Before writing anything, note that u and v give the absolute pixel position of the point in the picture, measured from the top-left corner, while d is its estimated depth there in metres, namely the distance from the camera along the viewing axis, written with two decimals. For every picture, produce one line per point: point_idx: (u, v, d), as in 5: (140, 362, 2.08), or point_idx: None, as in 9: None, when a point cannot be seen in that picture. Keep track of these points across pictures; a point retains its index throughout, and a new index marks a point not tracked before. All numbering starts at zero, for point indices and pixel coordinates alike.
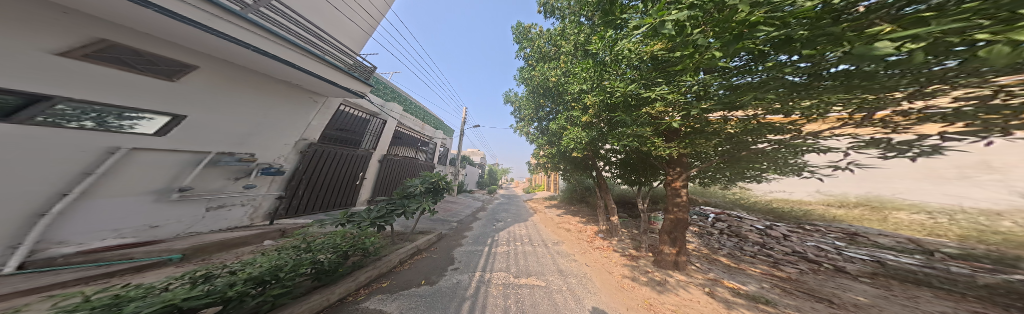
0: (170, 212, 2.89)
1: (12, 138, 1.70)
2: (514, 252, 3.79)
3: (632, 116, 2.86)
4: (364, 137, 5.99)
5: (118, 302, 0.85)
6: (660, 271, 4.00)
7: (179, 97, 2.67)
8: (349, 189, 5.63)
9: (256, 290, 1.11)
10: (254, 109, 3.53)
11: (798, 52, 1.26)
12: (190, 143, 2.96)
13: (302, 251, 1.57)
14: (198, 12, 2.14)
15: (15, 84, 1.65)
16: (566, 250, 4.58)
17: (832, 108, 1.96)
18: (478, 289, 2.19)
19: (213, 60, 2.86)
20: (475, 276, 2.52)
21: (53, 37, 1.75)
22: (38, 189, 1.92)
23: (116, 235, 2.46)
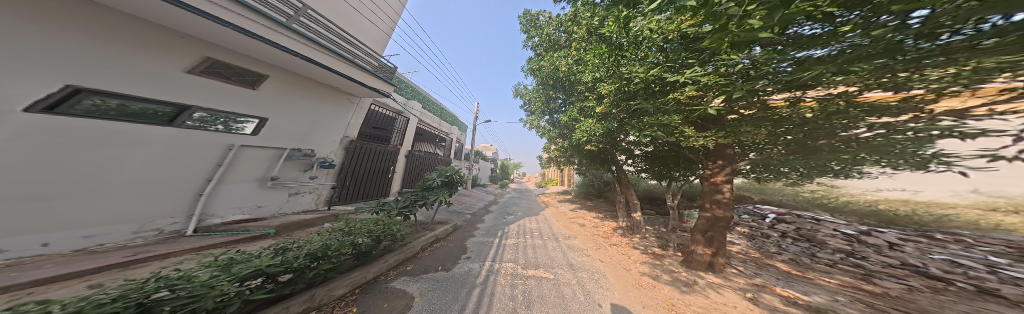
0: (267, 196, 3.87)
1: (169, 136, 2.57)
2: (524, 244, 3.97)
3: (656, 103, 2.48)
4: (392, 133, 6.69)
5: (233, 262, 1.30)
6: (690, 271, 3.65)
7: (257, 101, 3.43)
8: (382, 181, 6.41)
9: (306, 267, 1.47)
10: (309, 110, 4.30)
11: (891, 9, 0.90)
12: (272, 141, 3.82)
13: (343, 234, 1.98)
14: (258, 27, 2.69)
15: (154, 93, 2.40)
16: (578, 245, 4.55)
17: (993, 77, 1.26)
18: (487, 278, 2.45)
19: (278, 70, 3.58)
20: (486, 265, 2.79)
21: (173, 57, 2.46)
22: (192, 176, 2.87)
23: (240, 211, 3.47)
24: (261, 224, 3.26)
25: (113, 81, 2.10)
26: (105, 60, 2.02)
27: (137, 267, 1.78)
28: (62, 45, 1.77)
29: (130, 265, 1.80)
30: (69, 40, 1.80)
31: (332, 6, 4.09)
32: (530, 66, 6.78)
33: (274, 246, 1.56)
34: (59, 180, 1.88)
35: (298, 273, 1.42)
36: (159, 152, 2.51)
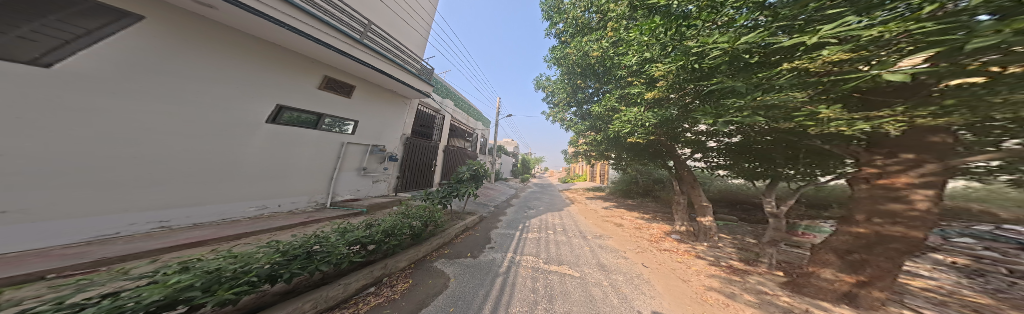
0: (364, 182, 5.43)
1: (309, 136, 4.21)
2: (548, 239, 4.07)
3: (752, 76, 2.16)
4: (432, 130, 7.82)
5: (345, 230, 2.14)
6: (798, 298, 2.53)
7: (356, 108, 4.94)
8: (427, 173, 7.51)
9: (382, 241, 2.20)
10: (382, 112, 5.60)
11: None
12: (363, 139, 5.28)
13: (405, 217, 2.69)
14: (338, 41, 3.69)
15: (298, 103, 3.92)
16: (612, 245, 4.14)
17: None
18: (509, 268, 2.76)
19: (361, 81, 4.90)
20: (507, 256, 3.10)
21: (304, 76, 3.92)
22: (327, 164, 4.57)
23: (352, 192, 5.15)
24: (359, 203, 4.75)
25: (276, 93, 3.54)
26: (270, 82, 3.47)
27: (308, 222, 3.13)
28: (244, 70, 3.15)
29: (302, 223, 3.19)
30: (248, 67, 3.21)
31: (385, 18, 4.98)
32: (559, 53, 7.60)
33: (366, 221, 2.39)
34: (269, 157, 3.60)
35: (377, 245, 2.15)
36: (307, 143, 4.17)
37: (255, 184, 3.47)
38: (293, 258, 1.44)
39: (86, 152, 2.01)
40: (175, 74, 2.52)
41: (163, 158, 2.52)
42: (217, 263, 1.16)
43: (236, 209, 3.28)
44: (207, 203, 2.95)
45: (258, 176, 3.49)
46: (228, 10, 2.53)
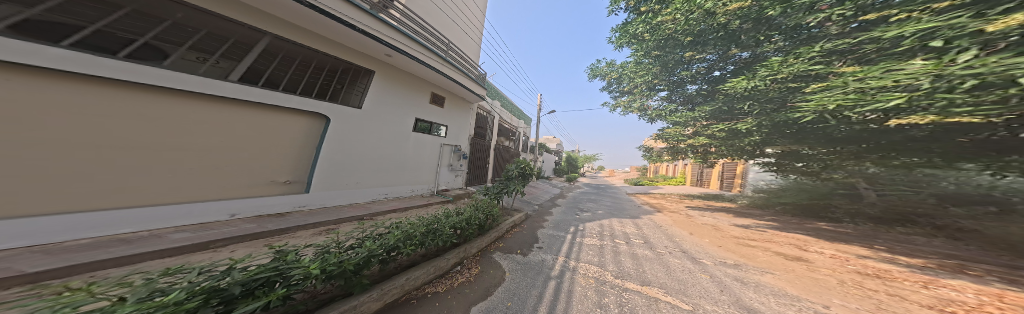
0: (452, 176, 7.45)
1: (427, 140, 6.38)
2: (604, 245, 3.80)
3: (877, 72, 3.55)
4: (487, 131, 9.18)
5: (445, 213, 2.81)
6: None
7: (446, 115, 6.79)
8: (484, 170, 8.98)
9: (455, 228, 2.80)
10: (460, 115, 7.30)
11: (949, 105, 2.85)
12: (453, 139, 7.21)
13: (471, 210, 3.22)
14: (436, 61, 5.34)
15: (421, 114, 6.06)
16: (760, 280, 2.54)
17: None
18: (562, 274, 2.67)
19: (448, 93, 6.71)
20: (559, 260, 3.11)
21: (421, 93, 5.97)
22: (436, 161, 6.78)
23: (447, 183, 7.28)
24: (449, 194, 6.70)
25: (410, 109, 5.75)
26: (408, 103, 5.67)
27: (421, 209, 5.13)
28: (396, 96, 5.37)
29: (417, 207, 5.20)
30: (398, 93, 5.42)
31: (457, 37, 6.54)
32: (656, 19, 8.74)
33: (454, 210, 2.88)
34: (412, 155, 6.03)
35: (451, 233, 2.76)
36: (426, 145, 6.38)
37: (408, 172, 5.99)
38: (412, 239, 2.13)
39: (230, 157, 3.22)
40: (375, 103, 4.95)
41: (377, 153, 5.19)
42: (387, 237, 1.98)
43: (403, 188, 5.96)
44: (394, 177, 5.65)
45: (409, 167, 5.99)
46: (396, 55, 4.54)
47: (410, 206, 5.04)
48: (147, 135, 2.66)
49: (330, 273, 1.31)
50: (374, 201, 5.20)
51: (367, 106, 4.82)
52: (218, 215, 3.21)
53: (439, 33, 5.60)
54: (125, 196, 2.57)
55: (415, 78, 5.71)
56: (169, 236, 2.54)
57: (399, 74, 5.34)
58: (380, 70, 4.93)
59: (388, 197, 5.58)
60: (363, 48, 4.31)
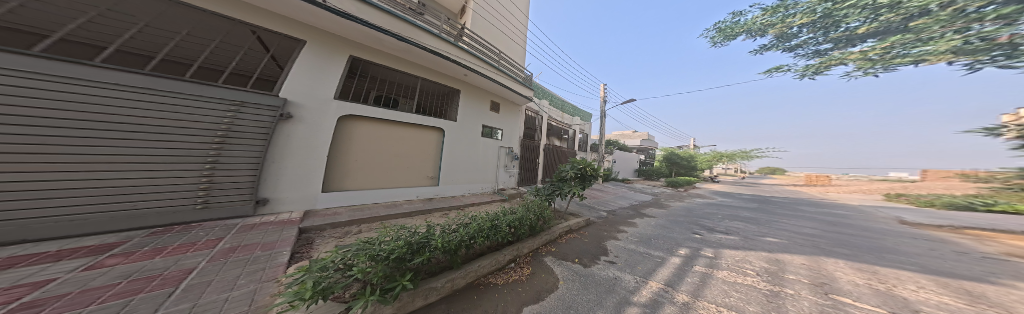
0: (510, 177, 8.14)
1: (492, 145, 7.30)
2: (779, 294, 2.16)
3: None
4: (535, 131, 9.58)
5: (506, 213, 3.12)
6: None
7: (505, 120, 7.64)
8: (533, 171, 9.43)
9: (514, 227, 2.97)
10: (513, 119, 8.00)
11: None
12: (510, 142, 8.01)
13: (529, 211, 3.32)
14: (494, 70, 6.19)
15: (487, 121, 7.03)
16: None
17: None
18: (655, 303, 1.94)
19: (504, 100, 7.51)
20: (647, 285, 2.31)
21: (485, 103, 6.88)
22: (500, 162, 7.64)
23: (506, 182, 8.00)
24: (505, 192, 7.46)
25: (480, 114, 6.72)
26: (477, 112, 6.65)
27: (483, 203, 5.97)
28: (469, 107, 6.42)
29: (484, 202, 6.08)
30: (469, 104, 6.45)
31: (503, 44, 7.57)
32: None
33: (512, 210, 3.16)
34: (486, 157, 7.12)
35: (514, 233, 2.99)
36: (492, 146, 7.28)
37: (482, 173, 7.05)
38: (483, 234, 2.60)
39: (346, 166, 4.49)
40: (462, 116, 6.28)
41: (467, 158, 6.58)
42: (468, 228, 2.59)
43: (481, 186, 7.06)
44: (476, 177, 6.90)
45: (483, 168, 7.06)
46: (467, 73, 5.55)
47: (481, 202, 6.01)
48: (366, 149, 4.77)
49: (434, 249, 2.04)
50: (463, 195, 6.57)
51: (459, 118, 6.23)
52: (412, 195, 5.50)
53: (494, 47, 6.62)
54: (363, 183, 4.79)
55: (489, 89, 6.62)
56: (399, 205, 4.98)
57: (474, 89, 6.56)
58: (464, 89, 6.28)
59: (472, 192, 6.86)
60: (448, 71, 5.56)
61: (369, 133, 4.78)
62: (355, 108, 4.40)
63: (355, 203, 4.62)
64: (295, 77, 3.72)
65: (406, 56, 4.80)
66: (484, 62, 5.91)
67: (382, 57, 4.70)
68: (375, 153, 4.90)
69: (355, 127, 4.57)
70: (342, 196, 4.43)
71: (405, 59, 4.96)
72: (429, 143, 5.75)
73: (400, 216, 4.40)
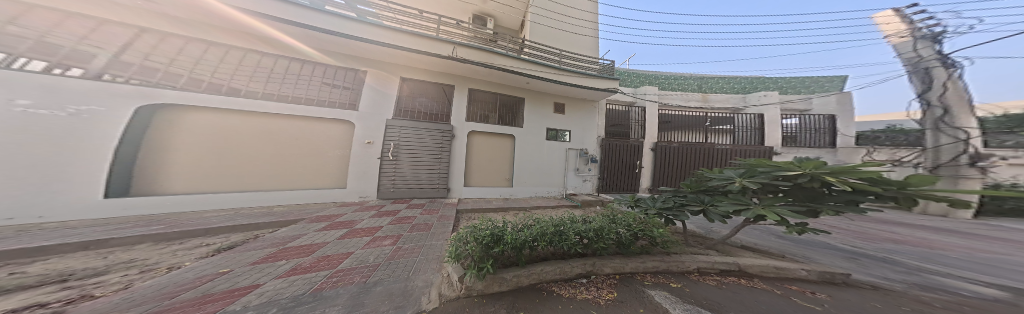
0: (579, 181, 7.73)
1: (561, 146, 7.59)
2: None
3: None
4: (631, 128, 8.05)
5: (572, 218, 2.54)
6: None
7: (573, 122, 7.71)
8: (636, 177, 7.91)
9: (596, 239, 2.07)
10: (586, 120, 7.82)
11: None
12: (586, 144, 7.79)
13: (631, 230, 2.15)
14: (560, 74, 6.62)
15: (557, 124, 7.52)
16: None
17: None
18: None
19: (568, 99, 7.73)
20: None
21: (548, 106, 7.48)
22: (569, 165, 7.60)
23: (575, 186, 7.71)
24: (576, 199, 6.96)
25: (550, 119, 7.46)
26: (546, 118, 7.41)
27: (552, 207, 6.06)
28: (539, 114, 7.31)
29: (552, 205, 6.11)
30: (539, 110, 7.34)
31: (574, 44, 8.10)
32: None
33: (594, 216, 2.56)
34: (557, 161, 7.50)
35: (602, 253, 2.13)
36: (561, 145, 7.56)
37: (552, 176, 7.45)
38: (562, 245, 1.96)
39: (473, 165, 6.68)
40: (528, 122, 7.15)
41: (546, 164, 7.37)
42: (531, 229, 2.11)
43: (550, 189, 7.42)
44: (543, 180, 7.35)
45: (553, 171, 7.43)
46: (530, 80, 6.49)
47: (545, 205, 6.01)
48: (484, 155, 6.79)
49: (507, 246, 1.75)
50: (533, 197, 7.12)
51: (524, 124, 7.10)
52: (505, 194, 6.89)
53: (552, 48, 7.18)
54: (479, 180, 6.74)
55: (555, 91, 7.22)
56: (496, 200, 6.46)
57: (535, 94, 7.35)
58: (525, 95, 7.21)
59: (545, 194, 7.39)
60: (513, 82, 6.66)
61: (480, 143, 6.76)
62: (476, 126, 6.57)
63: (479, 196, 6.64)
64: (454, 110, 6.39)
65: (490, 77, 6.38)
66: (548, 66, 6.53)
67: (477, 84, 6.64)
68: (489, 160, 6.83)
69: (473, 139, 6.68)
70: (471, 191, 6.54)
71: (495, 82, 6.77)
72: (506, 148, 7.03)
73: (490, 210, 5.49)
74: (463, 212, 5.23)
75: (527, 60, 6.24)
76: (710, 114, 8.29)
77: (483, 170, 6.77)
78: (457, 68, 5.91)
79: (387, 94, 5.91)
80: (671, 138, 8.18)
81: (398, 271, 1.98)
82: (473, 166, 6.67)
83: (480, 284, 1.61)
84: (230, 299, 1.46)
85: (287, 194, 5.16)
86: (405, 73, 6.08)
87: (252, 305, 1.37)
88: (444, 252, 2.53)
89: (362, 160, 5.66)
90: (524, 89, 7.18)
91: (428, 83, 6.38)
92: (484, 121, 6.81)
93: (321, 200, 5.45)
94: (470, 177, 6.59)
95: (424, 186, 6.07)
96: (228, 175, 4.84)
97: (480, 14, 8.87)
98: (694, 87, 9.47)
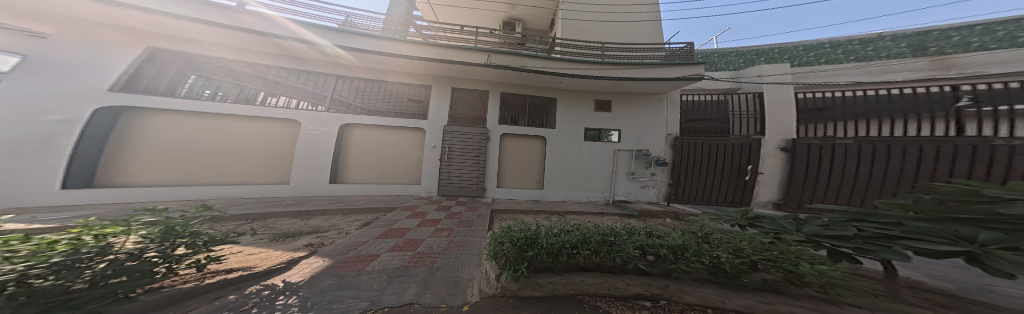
0: (634, 186, 6.73)
1: (608, 147, 6.80)
2: None
3: None
4: (732, 122, 6.05)
5: (629, 231, 2.04)
6: None
7: (625, 120, 6.74)
8: (751, 187, 5.78)
9: (671, 258, 1.58)
10: (645, 117, 6.71)
11: None
12: (645, 145, 6.65)
13: (735, 254, 1.51)
14: (601, 67, 6.01)
15: (603, 123, 6.81)
16: None
17: None
18: None
19: (614, 95, 6.88)
20: None
21: (588, 104, 6.91)
22: (620, 168, 6.69)
23: (627, 193, 6.73)
24: (632, 208, 5.94)
25: (593, 118, 6.81)
26: (586, 117, 6.82)
27: (599, 214, 5.32)
28: (580, 113, 6.83)
29: (601, 213, 5.43)
30: (580, 108, 6.84)
31: (616, 32, 7.03)
32: None
33: (652, 229, 2.10)
34: (603, 164, 6.74)
35: (686, 276, 1.59)
36: (609, 145, 6.75)
37: (597, 180, 6.73)
38: (618, 260, 1.61)
39: (512, 164, 6.67)
40: (561, 123, 6.75)
41: (588, 166, 6.74)
42: (570, 235, 1.90)
43: (594, 195, 6.72)
44: (586, 184, 6.72)
45: (596, 174, 6.72)
46: (563, 79, 6.11)
47: (587, 211, 5.37)
48: (522, 156, 6.73)
49: (543, 250, 1.63)
50: (575, 201, 6.58)
51: (556, 125, 6.74)
52: (545, 197, 6.59)
53: (593, 43, 6.56)
54: (518, 181, 6.67)
55: (596, 87, 6.50)
56: (536, 202, 6.29)
57: (570, 93, 6.88)
58: (558, 95, 6.83)
59: (590, 199, 6.70)
60: (543, 82, 6.37)
61: (513, 145, 6.73)
62: (507, 128, 6.55)
63: (511, 197, 6.51)
64: (489, 110, 6.53)
65: (519, 79, 6.18)
66: (587, 62, 6.00)
67: (511, 86, 6.64)
68: (528, 161, 6.72)
69: (506, 141, 6.68)
70: (506, 192, 6.49)
71: (528, 85, 6.64)
72: (536, 150, 6.81)
73: (520, 212, 5.18)
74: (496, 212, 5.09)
75: (561, 58, 5.97)
76: (968, 87, 4.38)
77: (523, 171, 6.69)
78: (492, 75, 6.06)
79: (440, 103, 6.32)
80: (835, 129, 5.22)
81: (444, 266, 2.06)
82: (508, 166, 6.63)
83: (514, 285, 1.51)
84: (366, 262, 2.05)
85: (387, 186, 5.94)
86: (452, 82, 6.43)
87: (375, 269, 1.88)
88: (484, 250, 2.57)
89: (427, 161, 6.13)
90: (555, 88, 6.82)
91: (470, 88, 6.53)
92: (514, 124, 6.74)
93: (403, 194, 5.99)
94: (506, 177, 6.60)
95: (468, 184, 6.24)
96: (370, 167, 6.08)
97: (510, 19, 8.93)
98: (877, 48, 5.37)
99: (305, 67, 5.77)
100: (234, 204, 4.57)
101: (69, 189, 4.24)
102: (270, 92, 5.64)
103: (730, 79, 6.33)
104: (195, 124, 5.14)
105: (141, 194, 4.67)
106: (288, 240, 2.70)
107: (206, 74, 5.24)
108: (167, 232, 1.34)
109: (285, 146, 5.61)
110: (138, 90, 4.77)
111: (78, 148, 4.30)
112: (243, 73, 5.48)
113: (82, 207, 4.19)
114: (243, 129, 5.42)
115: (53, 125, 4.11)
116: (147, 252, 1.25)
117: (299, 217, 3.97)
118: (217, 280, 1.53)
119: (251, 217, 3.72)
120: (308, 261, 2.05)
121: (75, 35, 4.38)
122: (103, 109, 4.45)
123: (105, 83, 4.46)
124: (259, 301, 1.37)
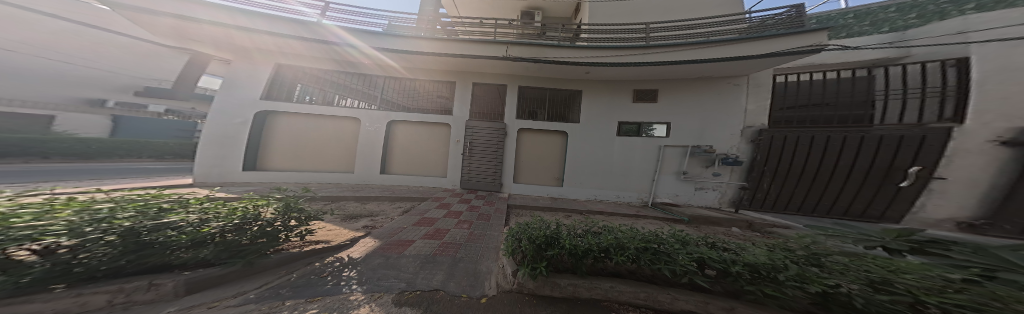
0: (685, 187, 5.72)
1: (651, 142, 5.86)
2: None
3: None
4: (878, 109, 4.59)
5: (680, 240, 1.70)
6: None
7: (678, 111, 5.78)
8: (911, 197, 4.25)
9: (747, 278, 1.22)
10: (711, 104, 5.57)
11: None
12: (705, 138, 5.55)
13: (874, 288, 0.93)
14: (641, 51, 5.14)
15: (649, 115, 5.92)
16: None
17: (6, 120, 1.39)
18: None
19: (660, 83, 5.93)
20: None
21: (625, 95, 6.08)
22: (670, 165, 5.76)
23: (674, 196, 5.78)
24: (681, 212, 5.04)
25: (631, 109, 6.03)
26: (620, 112, 6.07)
27: (635, 218, 4.71)
28: (616, 105, 6.09)
29: (637, 217, 4.83)
30: (619, 98, 6.10)
31: None
32: None
33: (710, 241, 1.73)
34: (643, 161, 5.88)
35: (772, 302, 1.15)
36: (654, 140, 5.84)
37: (633, 179, 5.92)
38: (665, 272, 1.35)
39: (541, 158, 6.49)
40: (587, 117, 6.15)
41: (621, 164, 6.00)
42: (599, 238, 1.75)
43: (630, 195, 5.95)
44: (619, 182, 6.02)
45: (631, 172, 5.94)
46: (592, 70, 5.39)
47: (615, 213, 4.91)
48: (547, 149, 6.46)
49: (564, 251, 1.55)
50: (607, 201, 6.00)
51: (581, 120, 6.18)
52: (573, 195, 6.22)
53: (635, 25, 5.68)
54: (544, 176, 6.49)
55: (635, 76, 5.64)
56: (560, 199, 6.07)
57: (599, 85, 6.15)
58: (584, 86, 6.20)
59: (625, 200, 5.97)
60: (569, 74, 5.83)
61: (531, 140, 6.52)
62: (525, 123, 6.33)
63: (528, 194, 6.38)
64: (507, 102, 6.38)
65: (540, 71, 5.75)
66: (625, 47, 5.22)
67: (535, 79, 6.34)
68: (555, 156, 6.43)
69: (523, 136, 6.52)
70: (524, 188, 6.37)
71: (549, 77, 6.20)
72: (557, 146, 6.44)
73: (537, 209, 5.15)
74: (513, 207, 5.20)
75: (590, 46, 5.34)
76: None
77: (551, 164, 6.45)
78: (513, 67, 5.75)
79: (463, 98, 6.54)
80: None
81: (465, 256, 2.32)
82: (535, 159, 6.50)
83: (531, 283, 1.54)
84: (403, 247, 2.46)
85: (420, 178, 6.75)
86: (472, 78, 6.52)
87: (411, 254, 2.27)
88: (501, 245, 2.73)
89: (451, 156, 6.59)
90: (581, 79, 6.15)
91: (490, 83, 6.53)
92: (532, 118, 6.45)
93: (433, 185, 6.68)
94: (529, 172, 6.54)
95: (487, 178, 6.42)
96: (409, 161, 6.97)
97: (529, 8, 8.20)
98: None
99: (362, 72, 6.89)
100: (321, 188, 6.15)
101: (247, 171, 6.54)
102: (342, 95, 7.00)
103: (885, 45, 4.72)
104: (299, 125, 6.97)
105: (277, 175, 6.72)
106: (351, 221, 3.52)
107: (306, 83, 6.88)
108: (286, 208, 1.96)
109: (350, 142, 7.05)
110: (273, 97, 6.65)
111: (249, 143, 6.52)
112: (321, 78, 6.95)
113: (251, 183, 6.38)
114: (330, 127, 7.01)
115: (238, 126, 6.35)
116: (277, 221, 1.89)
117: (360, 200, 5.05)
118: (311, 248, 2.16)
119: (331, 198, 4.98)
120: (364, 241, 2.61)
121: (245, 63, 6.50)
122: (258, 113, 6.54)
123: (258, 94, 6.48)
124: (332, 271, 1.86)
